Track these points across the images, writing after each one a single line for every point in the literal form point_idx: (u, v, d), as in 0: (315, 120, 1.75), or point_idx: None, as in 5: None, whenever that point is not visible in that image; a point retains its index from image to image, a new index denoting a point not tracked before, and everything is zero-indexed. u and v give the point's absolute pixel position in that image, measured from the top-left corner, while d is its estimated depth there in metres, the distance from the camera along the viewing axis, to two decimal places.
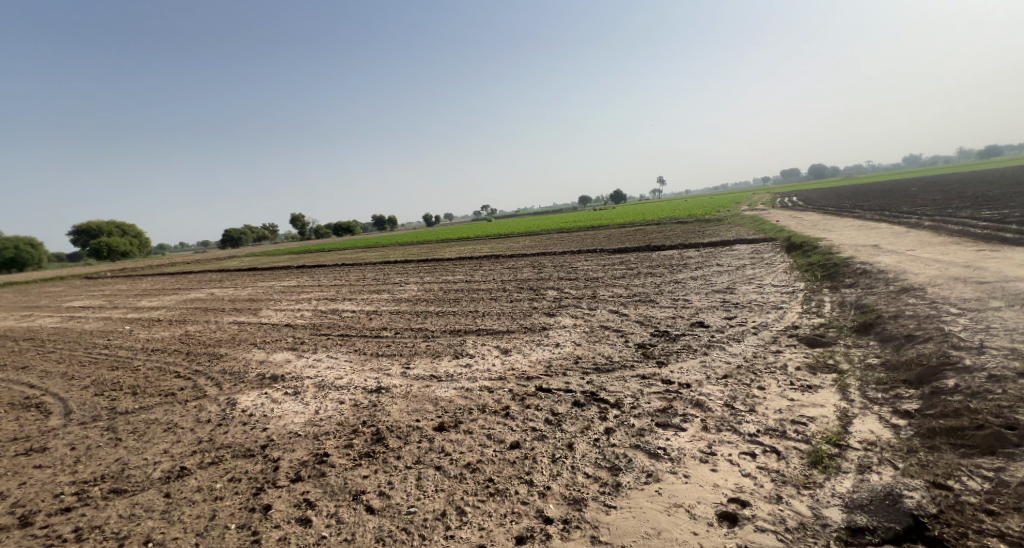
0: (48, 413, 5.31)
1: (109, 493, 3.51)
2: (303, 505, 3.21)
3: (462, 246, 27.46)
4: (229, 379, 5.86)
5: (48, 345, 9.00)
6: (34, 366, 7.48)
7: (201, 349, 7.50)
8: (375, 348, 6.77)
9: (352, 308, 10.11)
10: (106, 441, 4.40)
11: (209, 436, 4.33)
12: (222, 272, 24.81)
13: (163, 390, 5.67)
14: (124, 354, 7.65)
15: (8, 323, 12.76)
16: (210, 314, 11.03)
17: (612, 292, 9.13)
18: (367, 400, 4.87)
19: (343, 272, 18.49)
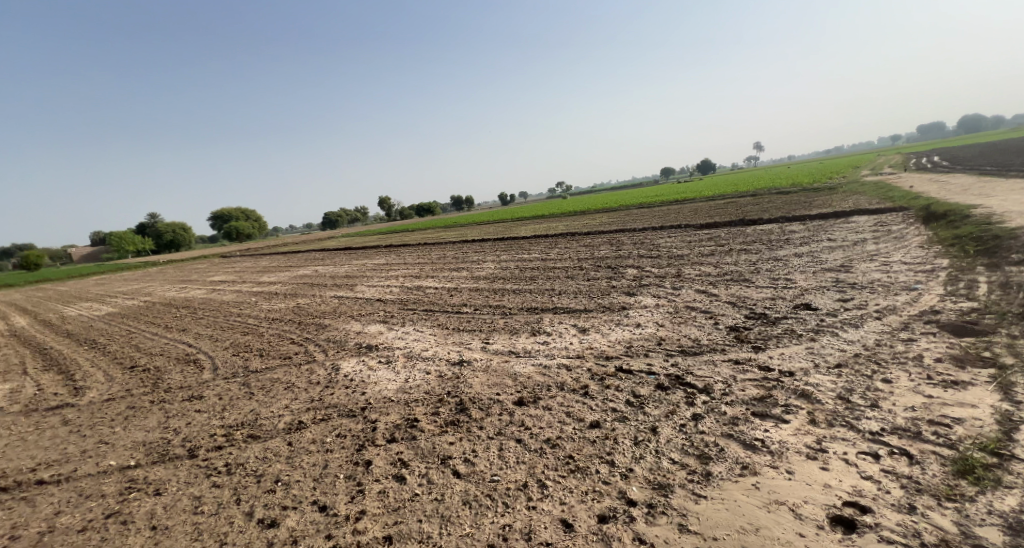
0: (200, 367, 6.33)
1: (247, 437, 4.10)
2: (398, 463, 3.47)
3: (539, 223, 27.36)
4: (333, 347, 6.50)
5: (196, 313, 10.68)
6: (186, 329, 8.92)
7: (309, 320, 8.40)
8: (457, 322, 7.07)
9: (435, 284, 10.63)
10: (242, 393, 5.13)
11: (319, 395, 4.84)
12: (324, 251, 27.46)
13: (282, 354, 6.46)
14: (250, 322, 8.81)
15: (166, 293, 15.35)
16: (315, 289, 12.27)
17: (699, 270, 8.50)
18: (450, 372, 5.11)
19: (427, 251, 19.45)
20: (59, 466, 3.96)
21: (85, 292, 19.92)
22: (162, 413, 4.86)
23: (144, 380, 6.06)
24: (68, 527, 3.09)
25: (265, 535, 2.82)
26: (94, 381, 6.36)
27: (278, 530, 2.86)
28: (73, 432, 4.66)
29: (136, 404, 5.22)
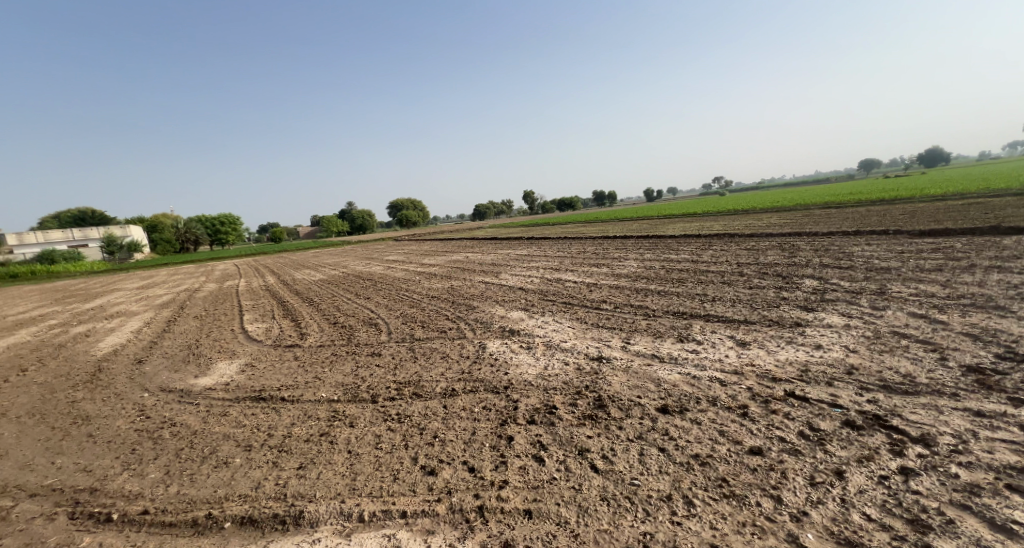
0: (379, 330, 7.55)
1: (412, 394, 4.72)
2: (537, 445, 3.58)
3: (695, 221, 25.10)
4: (480, 327, 7.06)
5: (376, 285, 12.75)
6: (371, 298, 10.73)
7: (461, 300, 9.28)
8: (596, 318, 6.98)
9: (575, 278, 10.68)
10: (408, 356, 5.95)
11: (468, 369, 5.31)
12: (478, 239, 29.93)
13: (438, 327, 7.28)
14: (415, 298, 10.12)
15: (357, 267, 18.65)
16: (466, 273, 13.50)
17: (910, 290, 6.72)
18: (589, 367, 5.06)
19: (571, 244, 19.61)
20: (292, 389, 5.17)
21: (304, 262, 25.42)
22: (354, 362, 5.95)
23: (342, 335, 7.51)
24: (296, 437, 4.00)
25: (425, 480, 3.19)
26: (310, 330, 8.14)
27: (436, 478, 3.20)
28: (298, 366, 6.04)
29: (336, 353, 6.50)
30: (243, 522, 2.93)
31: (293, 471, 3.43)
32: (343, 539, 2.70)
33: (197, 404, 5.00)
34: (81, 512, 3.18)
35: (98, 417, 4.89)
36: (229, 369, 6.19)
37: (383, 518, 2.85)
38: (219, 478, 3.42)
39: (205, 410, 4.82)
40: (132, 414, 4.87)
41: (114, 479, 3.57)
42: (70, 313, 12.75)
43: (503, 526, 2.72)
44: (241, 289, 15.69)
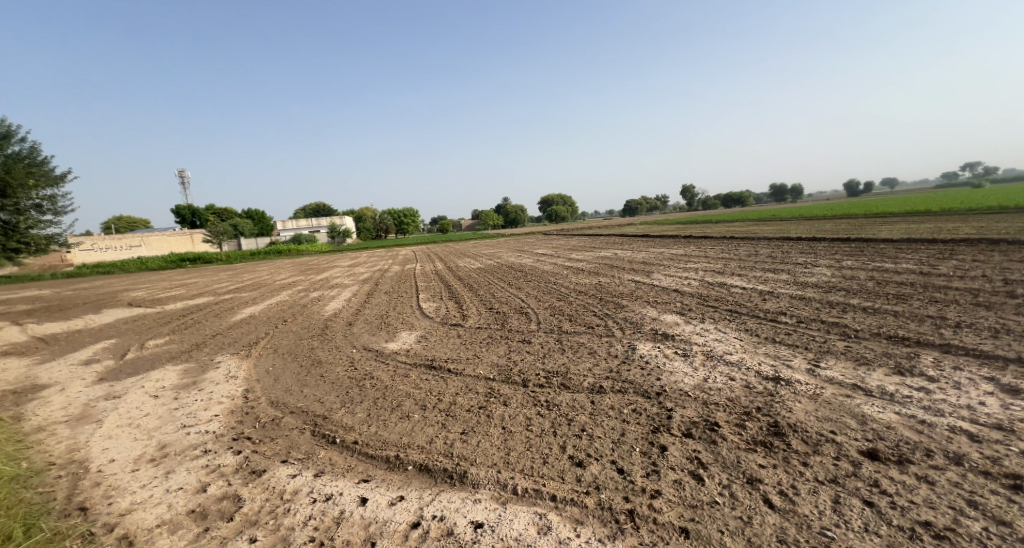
0: (528, 319, 7.89)
1: (560, 384, 4.80)
2: (695, 461, 3.28)
3: (923, 222, 19.72)
4: (630, 327, 6.80)
5: (526, 277, 13.36)
6: (523, 288, 11.31)
7: (609, 298, 9.07)
8: (772, 332, 6.06)
9: (743, 283, 9.46)
10: (557, 347, 6.08)
11: (617, 368, 5.15)
12: (629, 236, 28.87)
13: (586, 323, 7.26)
14: (563, 291, 10.29)
15: (511, 259, 19.82)
16: (615, 270, 13.14)
17: None
18: (762, 387, 4.42)
19: (739, 245, 17.41)
20: (455, 364, 5.78)
21: (467, 252, 28.12)
22: (506, 347, 6.34)
23: (495, 320, 8.07)
24: (460, 406, 4.46)
25: (574, 471, 3.23)
26: (468, 313, 8.97)
27: (584, 471, 3.21)
28: (460, 344, 6.71)
29: (491, 336, 7.01)
30: (419, 469, 3.40)
31: (457, 434, 3.84)
32: (499, 505, 2.93)
33: (386, 365, 5.98)
34: (319, 432, 4.12)
35: (326, 362, 6.27)
36: (408, 339, 7.23)
37: (534, 497, 2.98)
38: (403, 428, 4.04)
39: (392, 370, 5.76)
40: (345, 365, 6.09)
41: (335, 412, 4.52)
42: (306, 282, 16.60)
43: (655, 536, 2.59)
44: (417, 272, 18.19)
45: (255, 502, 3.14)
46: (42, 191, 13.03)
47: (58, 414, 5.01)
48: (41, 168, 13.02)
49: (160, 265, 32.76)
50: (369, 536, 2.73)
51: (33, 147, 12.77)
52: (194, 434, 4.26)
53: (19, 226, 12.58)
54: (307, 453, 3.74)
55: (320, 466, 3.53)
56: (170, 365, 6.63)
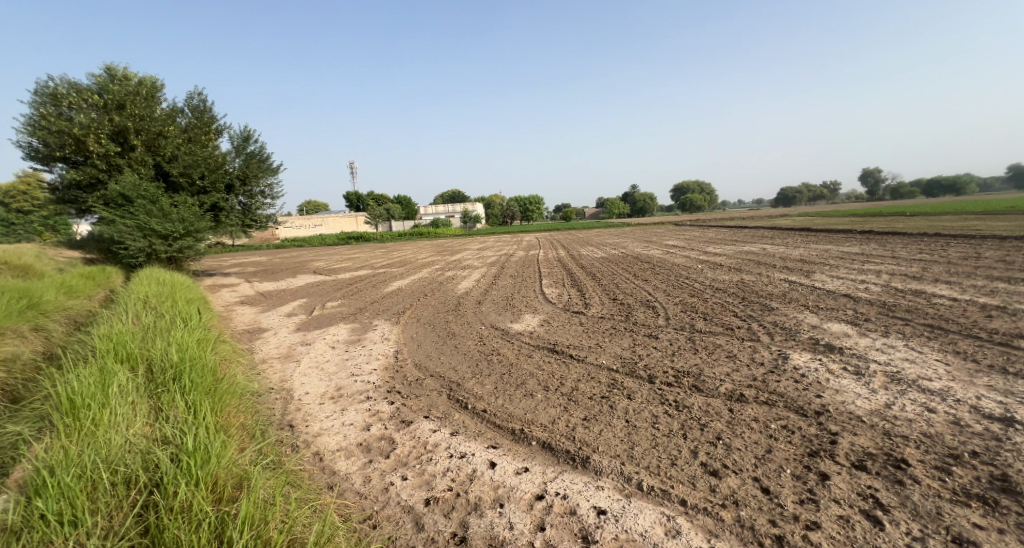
0: (656, 313, 7.51)
1: (692, 386, 4.47)
2: (869, 500, 2.78)
3: None
4: (782, 333, 5.99)
5: (655, 269, 12.68)
6: (651, 281, 10.77)
7: (754, 298, 8.11)
8: (996, 360, 4.73)
9: (946, 294, 7.57)
10: (689, 346, 5.66)
11: (763, 377, 4.60)
12: (782, 229, 25.28)
13: (725, 323, 6.62)
14: (697, 287, 9.50)
15: (638, 249, 18.90)
16: (763, 267, 11.66)
17: None
18: (979, 427, 3.49)
19: (941, 246, 13.92)
20: (578, 350, 5.81)
21: (591, 240, 27.66)
22: (631, 339, 6.14)
23: (620, 311, 7.86)
24: (582, 392, 4.47)
25: (707, 479, 3.01)
26: (592, 301, 8.90)
27: (720, 482, 2.97)
28: (583, 331, 6.71)
29: (615, 326, 6.86)
30: (543, 445, 3.53)
31: (580, 420, 3.87)
32: (623, 497, 2.89)
33: (512, 344, 6.29)
34: (454, 396, 4.55)
35: (459, 335, 6.86)
36: (532, 322, 7.49)
37: (661, 497, 2.87)
38: (528, 405, 4.22)
39: (517, 349, 6.05)
40: (476, 339, 6.58)
41: (468, 381, 4.92)
42: (443, 262, 18.22)
43: None
44: (542, 258, 18.59)
45: (405, 447, 3.62)
46: (268, 180, 16.62)
47: (270, 351, 6.42)
48: (267, 162, 16.60)
49: (333, 242, 39.28)
50: (498, 497, 2.95)
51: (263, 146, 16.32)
52: (360, 382, 5.08)
53: (253, 208, 16.31)
54: (444, 413, 4.17)
55: (455, 426, 3.91)
56: (341, 324, 7.95)
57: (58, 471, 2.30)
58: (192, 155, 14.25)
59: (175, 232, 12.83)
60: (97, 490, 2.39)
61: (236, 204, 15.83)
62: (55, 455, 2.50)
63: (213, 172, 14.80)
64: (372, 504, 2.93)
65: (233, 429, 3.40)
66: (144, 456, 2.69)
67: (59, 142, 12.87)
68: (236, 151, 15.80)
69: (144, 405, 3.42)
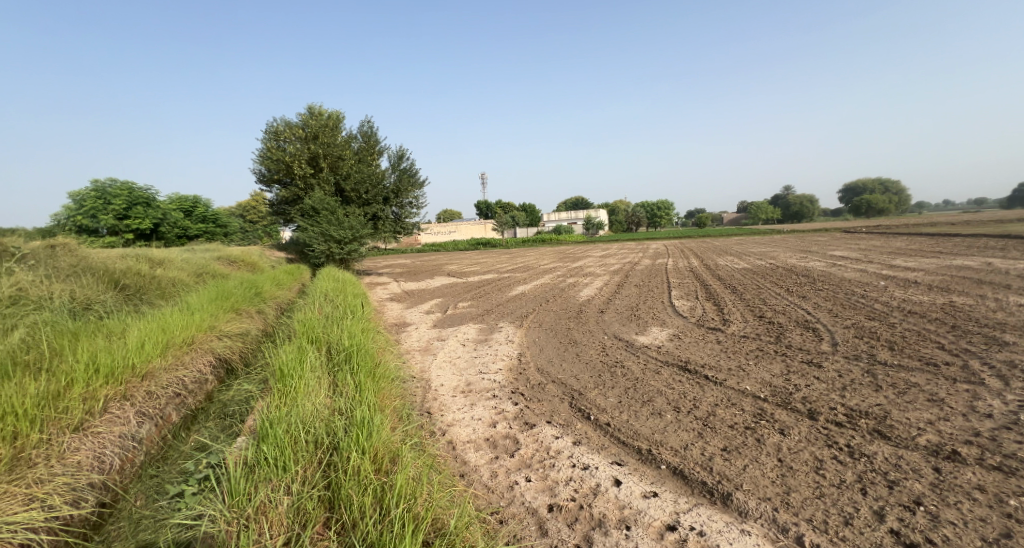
0: (819, 337, 6.39)
1: (874, 431, 3.66)
2: None
3: None
4: (1021, 378, 4.54)
5: (816, 284, 10.84)
6: (809, 298, 9.21)
7: (970, 327, 6.33)
8: None
9: None
10: (868, 381, 4.66)
11: (990, 434, 3.53)
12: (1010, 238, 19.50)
13: (923, 357, 5.29)
14: (879, 308, 7.81)
15: (792, 260, 16.40)
16: (981, 288, 9.08)
17: None
18: None
19: None
20: (716, 371, 5.23)
21: (731, 249, 24.85)
22: (784, 365, 5.31)
23: (770, 331, 6.89)
24: (721, 419, 4.01)
25: None
26: (734, 317, 7.97)
27: None
28: (721, 351, 6.05)
29: (763, 348, 6.02)
30: (675, 471, 3.25)
31: (718, 449, 3.48)
32: None
33: (638, 357, 5.97)
34: (575, 405, 4.48)
35: (581, 343, 6.74)
36: (661, 335, 7.01)
37: None
38: (656, 425, 3.94)
39: (643, 363, 5.72)
40: (598, 349, 6.41)
41: (590, 391, 4.81)
42: (565, 268, 18.21)
43: None
44: (673, 267, 17.37)
45: (529, 449, 3.67)
46: (416, 192, 18.65)
47: (412, 344, 7.16)
48: (416, 178, 18.69)
49: (467, 247, 42.50)
50: (625, 518, 2.80)
51: (413, 163, 18.43)
52: (488, 380, 5.33)
53: (403, 217, 18.50)
54: (566, 421, 4.13)
55: (578, 436, 3.83)
56: (472, 323, 8.48)
57: (274, 425, 2.91)
58: (360, 173, 16.77)
59: (346, 237, 15.19)
60: (298, 443, 2.95)
61: (391, 214, 18.10)
62: (273, 411, 3.17)
63: (374, 187, 17.23)
64: (500, 500, 3.02)
65: (388, 410, 3.86)
66: (327, 423, 3.21)
67: (276, 168, 16.45)
68: (392, 169, 18.13)
69: (325, 379, 4.11)
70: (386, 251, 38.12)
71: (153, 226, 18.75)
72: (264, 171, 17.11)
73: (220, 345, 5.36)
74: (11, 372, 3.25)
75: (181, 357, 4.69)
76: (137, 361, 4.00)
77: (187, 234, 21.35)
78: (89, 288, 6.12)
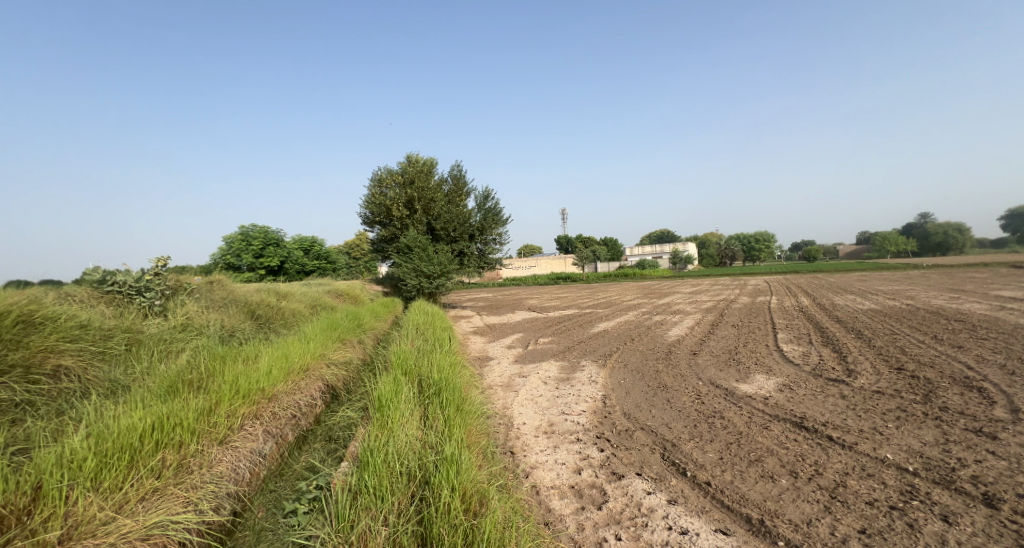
0: (989, 400, 5.21)
1: None
2: None
3: None
4: None
5: (972, 331, 9.02)
6: (964, 349, 7.63)
7: None
8: None
9: None
10: None
11: None
12: None
13: None
14: None
15: (935, 301, 13.90)
16: None
17: None
18: None
19: None
20: (843, 432, 4.51)
21: (849, 287, 21.89)
22: (939, 432, 4.41)
23: (914, 388, 5.80)
24: (854, 492, 3.41)
25: None
26: (863, 368, 6.86)
27: None
28: (847, 408, 5.22)
29: (907, 409, 5.07)
30: None
31: (853, 531, 2.94)
32: None
33: (740, 408, 5.40)
34: (668, 457, 4.13)
35: (672, 388, 6.28)
36: (768, 385, 6.27)
37: None
38: (768, 491, 3.47)
39: (746, 415, 5.14)
40: (692, 395, 5.92)
41: (685, 443, 4.42)
42: (652, 305, 17.35)
43: None
44: (778, 306, 15.67)
45: (618, 502, 3.44)
46: (499, 230, 19.39)
47: (494, 379, 7.21)
48: (500, 217, 19.47)
49: (549, 282, 42.80)
50: None
51: (497, 204, 19.30)
52: (571, 421, 5.16)
53: (487, 253, 19.23)
54: (659, 475, 3.81)
55: (674, 493, 3.51)
56: (553, 360, 8.37)
57: (375, 455, 3.08)
58: (449, 213, 17.91)
59: (435, 272, 16.09)
60: (393, 474, 3.08)
61: (476, 250, 18.94)
62: (373, 440, 3.37)
63: (462, 226, 18.28)
64: None
65: (476, 447, 3.90)
66: (421, 456, 3.31)
67: (378, 211, 18.28)
68: (478, 208, 19.12)
69: (418, 412, 4.29)
70: (471, 285, 39.74)
71: (280, 263, 21.64)
72: (368, 214, 19.08)
73: (328, 373, 5.89)
74: (179, 388, 3.86)
75: (298, 382, 5.24)
76: (267, 384, 4.54)
77: (305, 270, 24.26)
78: (232, 317, 7.18)
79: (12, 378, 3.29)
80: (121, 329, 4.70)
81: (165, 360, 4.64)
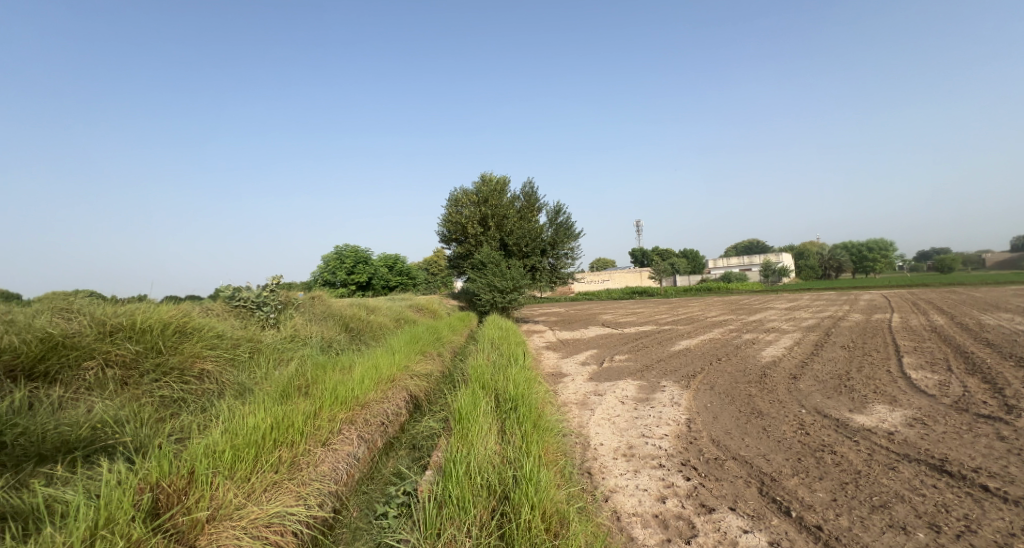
0: None
1: None
2: None
3: None
4: None
5: None
6: None
7: None
8: None
9: None
10: None
11: None
12: None
13: None
14: None
15: None
16: None
17: None
18: None
19: None
20: (1006, 483, 3.77)
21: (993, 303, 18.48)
22: None
23: None
24: None
25: None
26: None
27: None
28: (1006, 452, 4.37)
29: None
30: None
31: None
32: None
33: (856, 443, 4.77)
34: (767, 493, 3.76)
35: (767, 415, 5.75)
36: (894, 418, 5.46)
37: None
38: (896, 543, 3.02)
39: (863, 452, 4.53)
40: (794, 425, 5.36)
41: (787, 478, 4.00)
42: (741, 322, 16.04)
43: None
44: (900, 326, 13.65)
45: (708, 538, 3.20)
46: (571, 245, 19.27)
47: (569, 396, 7.11)
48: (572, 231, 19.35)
49: (624, 297, 41.49)
50: None
51: (568, 219, 19.24)
52: (651, 445, 4.93)
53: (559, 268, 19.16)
54: (757, 512, 3.48)
55: (775, 535, 3.18)
56: (630, 379, 8.06)
57: (458, 467, 3.19)
58: (522, 229, 18.20)
59: (508, 287, 16.37)
60: (474, 486, 3.16)
61: (548, 265, 18.97)
62: (456, 452, 3.50)
63: (534, 241, 18.46)
64: None
65: (554, 466, 3.88)
66: (501, 471, 3.36)
67: (454, 228, 19.14)
68: (550, 223, 19.23)
69: (496, 426, 4.37)
70: (544, 300, 39.78)
71: (368, 279, 23.41)
72: (446, 232, 20.04)
73: (412, 384, 6.22)
74: (290, 393, 4.34)
75: (386, 391, 5.61)
76: (360, 393, 4.92)
77: (389, 285, 25.99)
78: (329, 329, 7.91)
79: (171, 378, 3.95)
80: (245, 338, 5.41)
81: (279, 367, 5.24)
